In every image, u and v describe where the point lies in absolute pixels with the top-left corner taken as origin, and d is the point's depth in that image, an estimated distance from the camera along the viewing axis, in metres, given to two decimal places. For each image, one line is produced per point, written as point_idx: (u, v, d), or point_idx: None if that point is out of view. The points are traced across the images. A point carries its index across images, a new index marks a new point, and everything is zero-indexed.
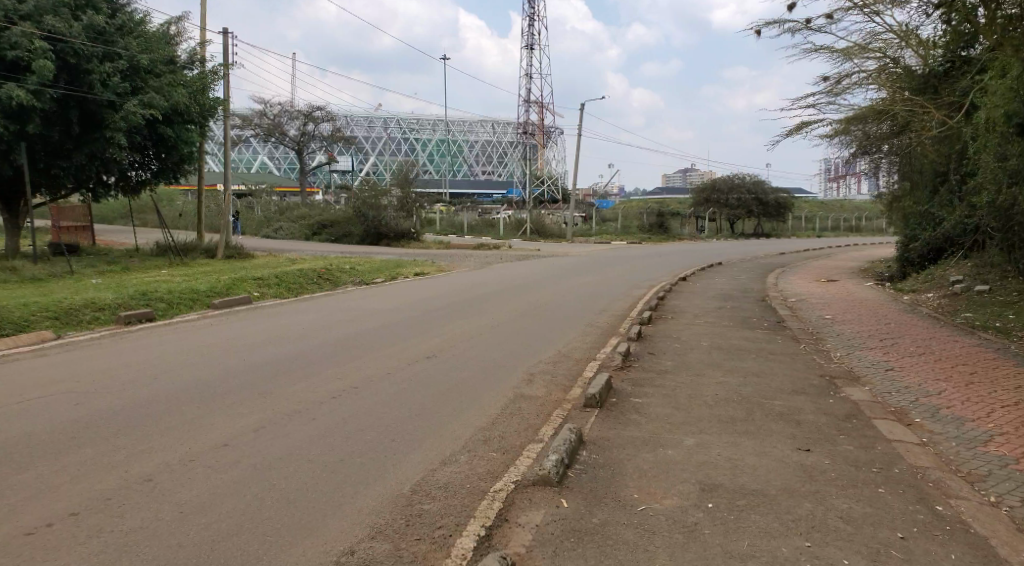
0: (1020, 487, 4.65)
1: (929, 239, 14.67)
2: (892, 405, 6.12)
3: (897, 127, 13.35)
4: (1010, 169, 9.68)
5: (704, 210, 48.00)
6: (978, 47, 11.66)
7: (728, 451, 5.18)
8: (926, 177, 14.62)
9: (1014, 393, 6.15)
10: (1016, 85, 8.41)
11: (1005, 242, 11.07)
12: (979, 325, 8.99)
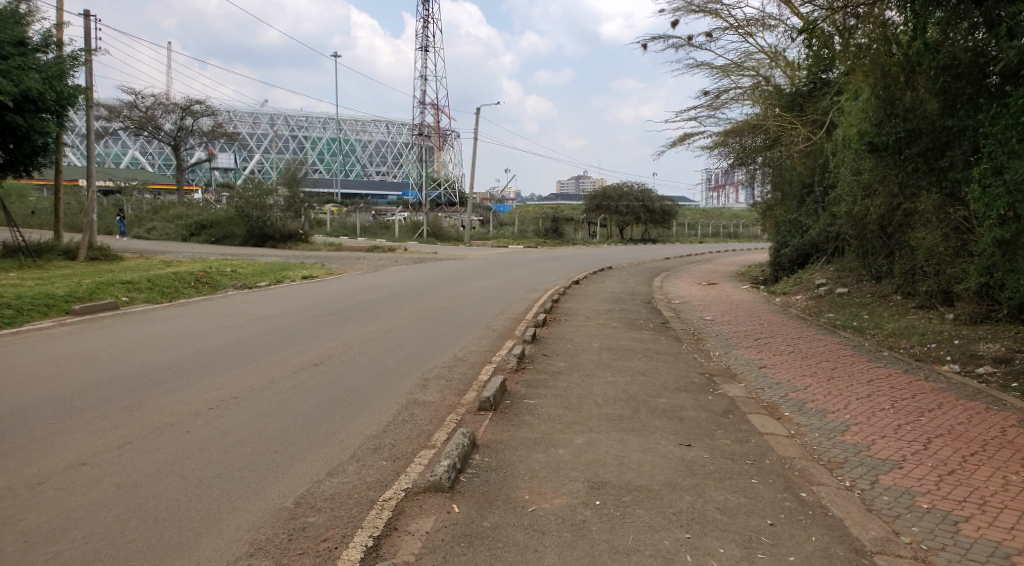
0: (872, 472, 5.13)
1: (798, 245, 15.78)
2: (765, 400, 6.54)
3: (768, 141, 15.41)
4: (863, 182, 10.66)
5: (596, 217, 49.41)
6: (836, 71, 12.83)
7: (616, 448, 5.35)
8: (795, 188, 15.75)
9: (868, 387, 6.74)
10: (866, 108, 9.68)
11: (861, 249, 12.13)
12: (839, 324, 9.80)
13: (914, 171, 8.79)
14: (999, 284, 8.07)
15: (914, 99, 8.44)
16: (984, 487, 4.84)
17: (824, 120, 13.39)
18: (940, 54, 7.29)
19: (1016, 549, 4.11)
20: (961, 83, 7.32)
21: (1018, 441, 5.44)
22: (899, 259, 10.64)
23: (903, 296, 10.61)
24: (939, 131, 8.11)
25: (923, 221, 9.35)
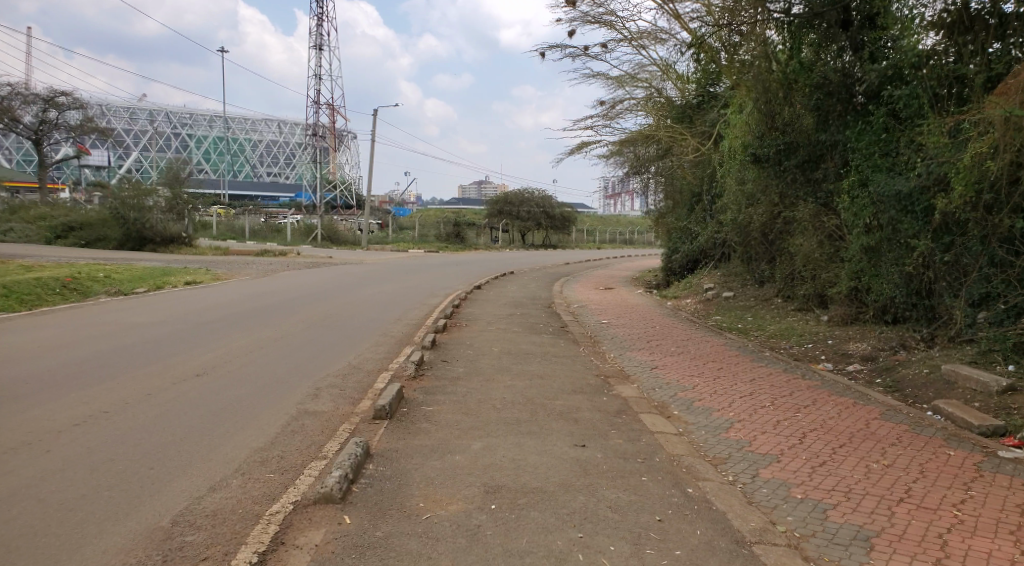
0: (752, 467, 5.41)
1: (687, 251, 16.54)
2: (656, 399, 6.77)
3: (661, 150, 16.27)
4: (748, 192, 11.37)
5: (496, 221, 49.75)
6: (723, 85, 13.85)
7: (513, 451, 5.38)
8: (685, 196, 16.50)
9: (749, 385, 7.13)
10: (751, 122, 10.51)
11: (745, 254, 12.82)
12: (725, 325, 10.32)
13: (792, 182, 10.08)
14: (866, 287, 8.81)
15: (792, 113, 9.57)
16: (849, 475, 5.24)
17: (712, 132, 14.21)
18: (814, 74, 8.76)
19: (875, 531, 4.48)
20: (832, 101, 8.71)
21: (879, 433, 5.93)
22: (779, 264, 11.33)
23: (783, 299, 11.29)
24: (813, 145, 9.49)
25: (801, 229, 10.05)
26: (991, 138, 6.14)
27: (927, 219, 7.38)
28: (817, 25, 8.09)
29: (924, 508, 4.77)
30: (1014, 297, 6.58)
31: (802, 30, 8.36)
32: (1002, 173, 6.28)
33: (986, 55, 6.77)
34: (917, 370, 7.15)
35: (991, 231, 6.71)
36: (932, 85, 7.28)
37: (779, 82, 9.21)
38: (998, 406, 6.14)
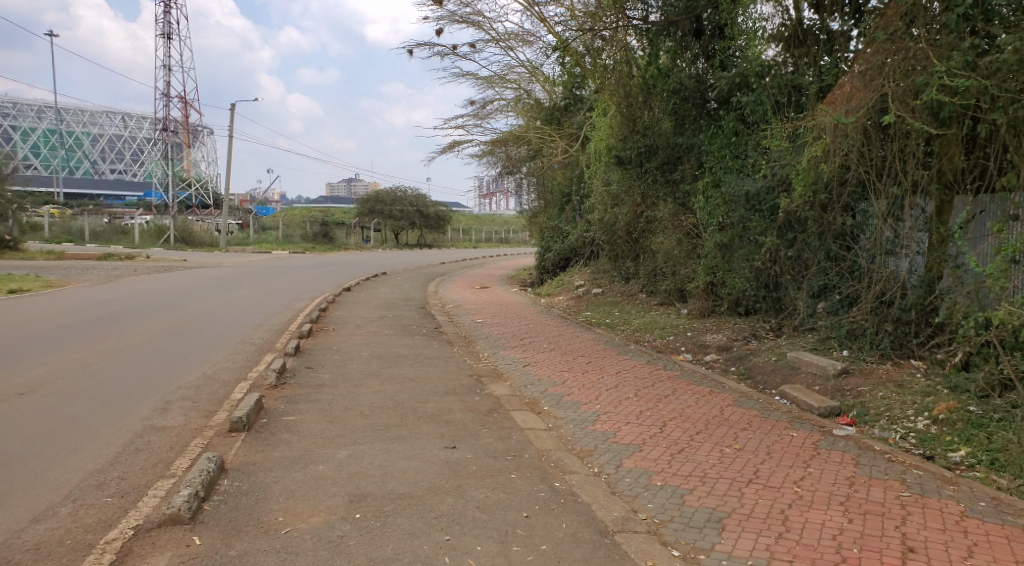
0: (617, 457, 5.60)
1: (559, 250, 16.73)
2: (527, 396, 6.87)
3: (530, 153, 17.07)
4: (613, 192, 11.79)
5: (368, 221, 48.82)
6: (587, 90, 14.76)
7: (380, 458, 5.26)
8: (557, 198, 16.99)
9: (615, 378, 7.40)
10: (611, 125, 11.19)
11: (612, 253, 13.27)
12: (595, 321, 10.66)
13: (653, 182, 10.51)
14: (721, 281, 9.46)
15: (651, 117, 10.10)
16: (704, 460, 5.55)
17: (578, 135, 15.16)
18: (670, 79, 9.39)
19: (726, 512, 4.76)
20: (688, 106, 9.45)
21: (731, 418, 6.33)
22: (644, 261, 11.87)
23: (647, 295, 11.80)
24: (671, 149, 9.95)
25: (661, 228, 10.63)
26: (823, 143, 7.17)
27: (773, 217, 8.27)
28: (672, 33, 9.02)
29: (769, 487, 5.14)
30: (846, 288, 7.64)
31: (660, 38, 9.25)
32: (832, 175, 7.42)
33: (818, 67, 7.81)
34: (766, 357, 7.74)
35: (826, 228, 7.75)
36: (773, 93, 8.16)
37: (638, 87, 10.04)
38: (834, 388, 6.80)
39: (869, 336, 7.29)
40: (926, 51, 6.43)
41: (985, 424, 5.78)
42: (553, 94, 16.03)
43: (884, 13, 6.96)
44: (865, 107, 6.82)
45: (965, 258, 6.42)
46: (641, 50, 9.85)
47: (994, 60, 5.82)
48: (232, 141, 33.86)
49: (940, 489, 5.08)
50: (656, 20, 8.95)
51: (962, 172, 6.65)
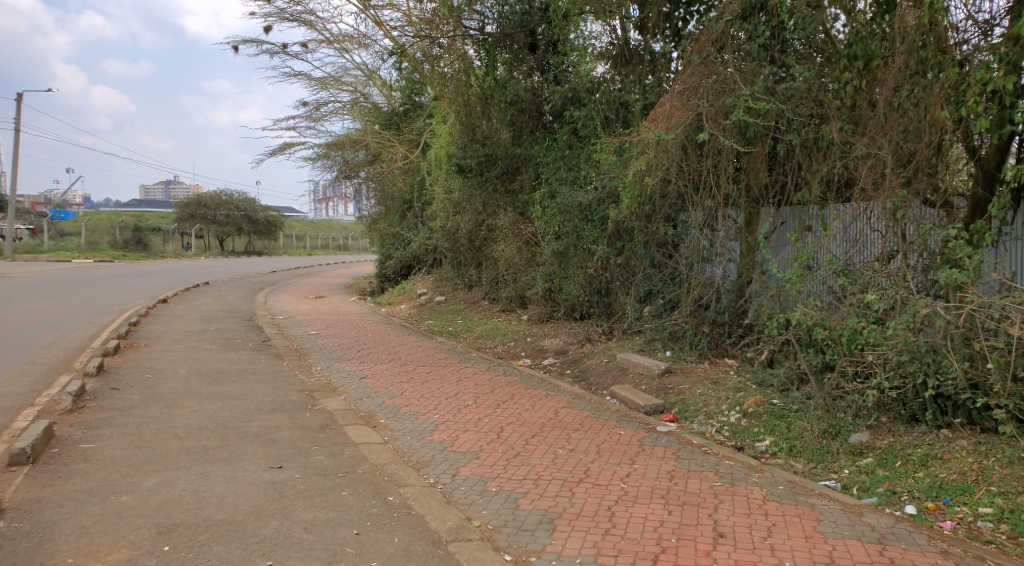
0: (453, 466, 5.58)
1: (401, 257, 16.60)
2: (363, 410, 6.69)
3: (371, 156, 17.91)
4: (454, 200, 12.17)
5: (188, 228, 45.68)
6: (426, 96, 15.66)
7: (195, 483, 4.88)
8: (397, 204, 17.10)
9: (455, 386, 7.42)
10: (451, 132, 11.59)
11: (455, 260, 13.36)
12: (437, 329, 10.65)
13: (493, 192, 10.97)
14: (558, 287, 9.86)
15: (489, 127, 10.55)
16: (538, 463, 5.67)
17: (418, 141, 16.02)
18: (507, 90, 9.95)
19: (557, 512, 4.90)
20: (525, 118, 10.03)
21: (565, 420, 6.54)
22: (486, 269, 12.07)
23: (489, 302, 12.00)
24: (510, 159, 10.47)
25: (503, 237, 11.02)
26: (646, 158, 7.81)
27: (604, 227, 8.74)
28: (507, 44, 9.72)
29: (598, 485, 5.35)
30: (669, 293, 8.25)
31: (496, 50, 9.91)
32: (655, 188, 7.97)
33: (643, 85, 8.55)
34: (599, 360, 8.12)
35: (650, 237, 8.29)
36: (602, 109, 8.87)
37: (477, 96, 10.52)
38: (659, 386, 7.25)
39: (689, 337, 7.89)
40: (734, 75, 7.31)
41: (785, 415, 6.43)
42: (392, 99, 16.70)
43: (697, 39, 7.80)
44: (682, 125, 7.45)
45: (769, 264, 7.22)
46: (479, 61, 10.31)
47: (790, 86, 6.94)
48: (18, 132, 29.84)
49: (748, 477, 5.56)
50: (492, 31, 9.67)
51: (765, 187, 7.56)
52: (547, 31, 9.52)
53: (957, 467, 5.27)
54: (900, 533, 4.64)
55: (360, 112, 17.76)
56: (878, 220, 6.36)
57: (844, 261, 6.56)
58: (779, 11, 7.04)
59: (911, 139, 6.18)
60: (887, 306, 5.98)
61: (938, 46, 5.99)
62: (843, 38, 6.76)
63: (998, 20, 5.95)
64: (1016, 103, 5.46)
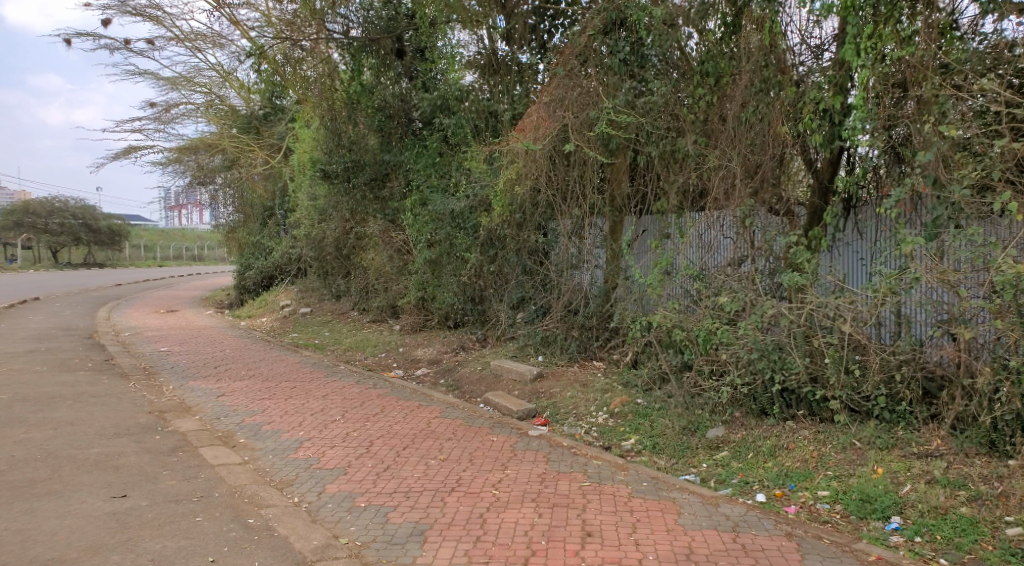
0: (319, 484, 5.38)
1: (262, 267, 16.05)
2: (219, 430, 6.32)
3: (228, 162, 17.72)
4: (320, 207, 12.03)
5: (14, 238, 41.38)
6: (287, 99, 15.58)
7: (20, 521, 4.41)
8: (258, 211, 16.71)
9: (321, 401, 7.18)
10: (316, 138, 11.48)
11: (321, 269, 13.07)
12: (302, 342, 10.29)
13: (361, 198, 10.95)
14: (431, 296, 9.86)
15: (356, 131, 10.63)
16: (410, 475, 5.59)
17: (281, 146, 15.96)
18: (375, 96, 10.12)
19: (428, 523, 4.84)
20: (393, 123, 10.16)
21: (437, 430, 6.50)
22: (355, 278, 11.90)
23: (359, 312, 11.83)
24: (379, 165, 10.60)
25: (373, 245, 10.94)
26: (516, 167, 8.01)
27: (476, 235, 8.89)
28: (374, 49, 9.87)
29: (470, 493, 5.34)
30: (540, 298, 8.50)
31: (362, 54, 10.05)
32: (525, 197, 8.18)
33: (512, 95, 8.74)
34: (472, 368, 8.16)
35: (522, 244, 8.52)
36: (471, 118, 9.02)
37: (341, 101, 10.69)
38: (531, 391, 7.39)
39: (560, 341, 8.11)
40: (599, 88, 7.64)
41: (649, 413, 6.74)
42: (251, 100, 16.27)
43: (562, 52, 8.19)
44: (549, 136, 7.72)
45: (631, 270, 7.54)
46: (344, 65, 10.50)
47: (649, 101, 7.27)
48: None
49: (614, 475, 5.75)
50: (357, 35, 9.80)
51: (627, 197, 7.98)
52: (414, 38, 9.74)
53: (799, 455, 5.72)
54: (751, 520, 4.96)
55: (216, 115, 17.28)
56: (730, 228, 6.83)
57: (699, 266, 6.96)
58: (638, 28, 7.49)
59: (757, 151, 6.62)
60: (738, 308, 6.40)
61: (779, 66, 6.55)
62: (696, 56, 7.17)
63: (828, 45, 6.53)
64: (843, 121, 6.15)
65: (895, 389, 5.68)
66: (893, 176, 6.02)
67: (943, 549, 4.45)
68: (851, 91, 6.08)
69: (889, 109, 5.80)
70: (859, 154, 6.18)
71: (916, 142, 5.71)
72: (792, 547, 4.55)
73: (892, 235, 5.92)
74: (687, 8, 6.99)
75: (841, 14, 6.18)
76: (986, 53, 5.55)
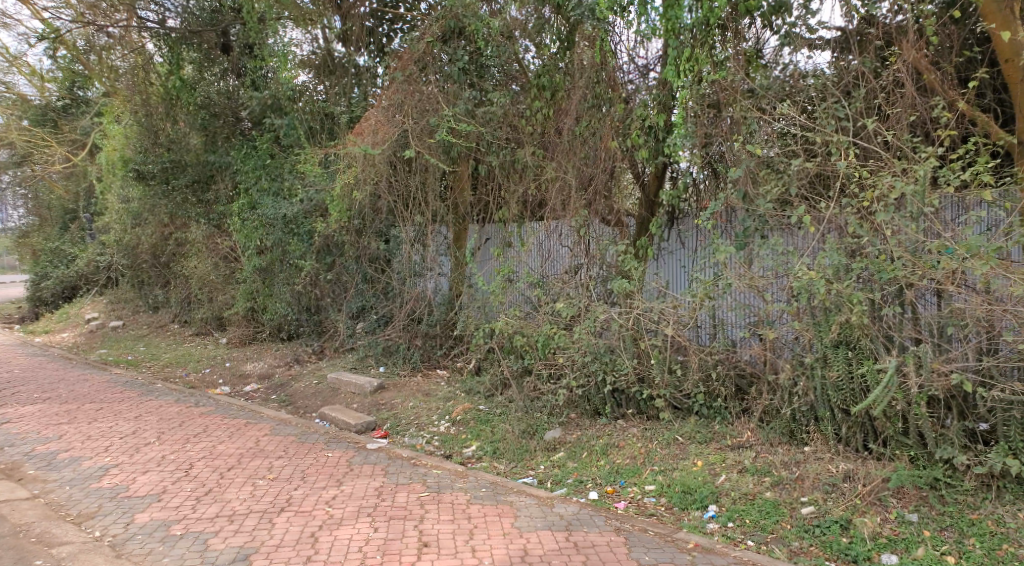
0: (126, 514, 4.90)
1: (62, 277, 14.82)
2: (2, 462, 5.60)
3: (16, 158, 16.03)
4: (134, 210, 11.35)
5: None
6: (92, 91, 14.39)
7: None
8: (58, 214, 15.91)
9: (132, 423, 6.58)
10: (129, 134, 10.72)
11: (135, 278, 12.27)
12: (111, 359, 9.41)
13: (183, 202, 10.42)
14: (262, 307, 9.51)
15: (176, 130, 10.31)
16: (234, 498, 5.24)
17: (84, 142, 14.70)
18: (197, 93, 9.73)
19: (253, 547, 4.55)
20: (218, 122, 9.78)
21: (267, 448, 6.17)
22: (175, 288, 11.19)
23: (180, 324, 11.12)
24: (202, 166, 10.18)
25: (196, 252, 10.39)
26: (354, 170, 7.82)
27: (311, 241, 8.59)
28: (195, 42, 9.54)
29: (300, 512, 5.08)
30: (381, 308, 8.35)
31: (181, 47, 9.73)
32: (364, 203, 8.10)
33: (349, 100, 8.63)
34: (307, 382, 7.86)
35: (362, 251, 8.40)
36: (306, 119, 8.86)
37: (158, 95, 10.22)
38: (371, 402, 7.25)
39: (402, 351, 8.04)
40: (438, 95, 7.66)
41: (489, 419, 6.82)
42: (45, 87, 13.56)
43: (400, 57, 8.14)
44: (389, 141, 7.68)
45: (474, 278, 7.62)
46: (161, 57, 10.01)
47: (488, 111, 7.49)
48: None
49: (453, 483, 5.74)
50: (175, 26, 9.39)
51: (470, 205, 8.11)
52: (241, 33, 9.36)
53: (629, 452, 6.01)
54: (583, 518, 5.13)
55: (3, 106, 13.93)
56: (567, 237, 7.05)
57: (539, 273, 7.12)
58: (476, 38, 7.66)
59: (590, 164, 6.96)
60: (573, 313, 6.62)
61: (609, 83, 6.83)
62: (533, 69, 7.44)
63: (653, 66, 6.92)
64: (666, 138, 6.56)
65: (713, 387, 6.13)
66: (710, 189, 6.50)
67: (750, 531, 4.83)
68: (673, 110, 6.47)
69: (705, 127, 6.27)
70: (681, 169, 6.63)
71: (728, 158, 6.24)
72: (620, 541, 4.75)
73: (709, 245, 6.36)
74: (525, 22, 7.29)
75: (663, 37, 6.57)
76: (785, 81, 6.20)
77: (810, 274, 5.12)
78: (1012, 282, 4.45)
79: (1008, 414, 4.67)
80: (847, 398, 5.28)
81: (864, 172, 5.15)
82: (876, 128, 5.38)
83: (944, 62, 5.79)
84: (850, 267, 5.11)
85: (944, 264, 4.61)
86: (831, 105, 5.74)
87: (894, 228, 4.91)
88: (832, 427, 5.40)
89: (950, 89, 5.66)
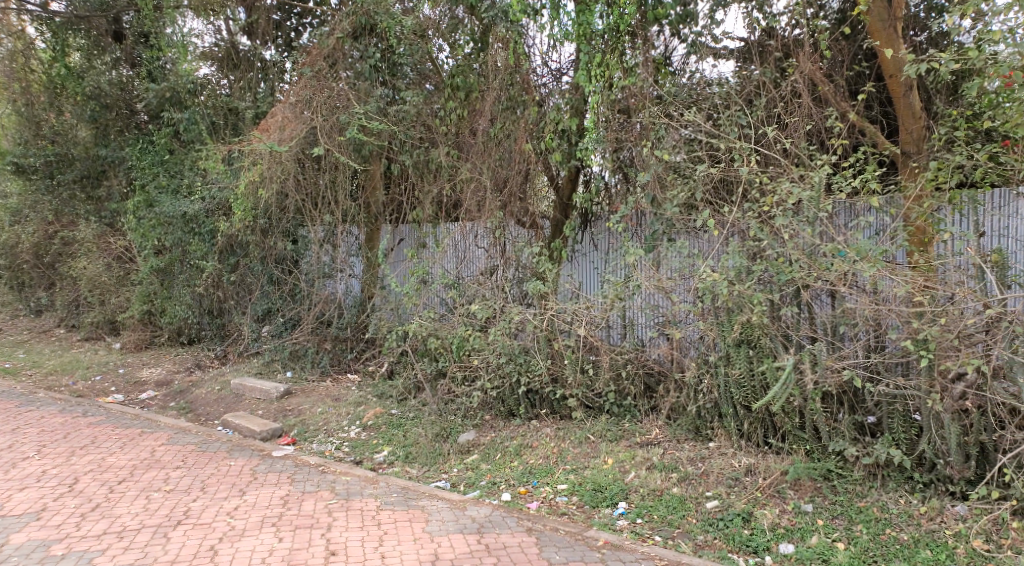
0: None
1: None
2: None
3: None
4: (13, 207, 10.62)
5: None
6: None
7: None
8: None
9: (9, 436, 6.12)
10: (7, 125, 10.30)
11: (14, 280, 11.39)
12: None
13: (70, 199, 10.11)
14: (160, 310, 9.07)
15: (60, 121, 9.84)
16: (125, 512, 4.94)
17: None
18: (85, 83, 9.10)
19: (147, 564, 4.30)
20: (111, 114, 9.31)
21: (163, 459, 5.86)
22: (61, 290, 10.49)
23: (67, 329, 10.52)
24: (92, 160, 9.74)
25: (84, 252, 9.50)
26: (258, 167, 7.53)
27: (213, 241, 8.29)
28: (83, 28, 9.21)
29: (199, 525, 4.84)
30: (288, 310, 8.13)
31: (67, 33, 9.38)
32: (270, 202, 7.85)
33: (256, 94, 8.40)
34: (209, 388, 7.53)
35: (268, 252, 8.15)
36: (208, 113, 8.52)
37: (40, 84, 9.81)
38: (278, 409, 7.02)
39: (311, 355, 7.84)
40: (349, 93, 7.53)
41: (402, 423, 6.73)
42: None
43: (309, 52, 7.93)
44: (296, 138, 7.46)
45: (388, 279, 7.50)
46: (44, 43, 9.62)
47: (401, 109, 7.41)
48: None
49: (363, 489, 5.60)
50: (58, 10, 9.10)
51: (383, 205, 7.97)
52: (135, 20, 9.12)
53: (542, 452, 6.04)
54: (495, 520, 5.11)
55: None
56: (482, 238, 7.05)
57: (454, 275, 7.05)
58: (388, 36, 7.51)
59: (505, 166, 7.01)
60: (488, 314, 6.61)
61: (523, 86, 6.85)
62: (446, 69, 7.39)
63: (566, 70, 7.00)
64: (578, 141, 6.66)
65: (622, 386, 6.27)
66: (620, 191, 6.61)
67: (658, 527, 4.93)
68: (586, 114, 6.58)
69: (616, 132, 6.37)
70: (593, 173, 6.75)
71: (637, 163, 6.34)
72: (531, 542, 4.76)
73: (620, 247, 6.49)
74: (438, 21, 7.24)
75: (576, 42, 6.66)
76: (693, 88, 6.38)
77: (713, 277, 5.30)
78: (896, 283, 4.68)
79: (892, 407, 4.97)
80: (748, 395, 5.47)
81: (765, 179, 5.33)
82: (775, 136, 5.58)
83: (836, 75, 6.12)
84: (751, 269, 5.31)
85: (837, 266, 4.84)
86: (734, 112, 5.90)
87: (792, 231, 5.08)
88: (734, 423, 5.60)
89: (841, 101, 6.01)
